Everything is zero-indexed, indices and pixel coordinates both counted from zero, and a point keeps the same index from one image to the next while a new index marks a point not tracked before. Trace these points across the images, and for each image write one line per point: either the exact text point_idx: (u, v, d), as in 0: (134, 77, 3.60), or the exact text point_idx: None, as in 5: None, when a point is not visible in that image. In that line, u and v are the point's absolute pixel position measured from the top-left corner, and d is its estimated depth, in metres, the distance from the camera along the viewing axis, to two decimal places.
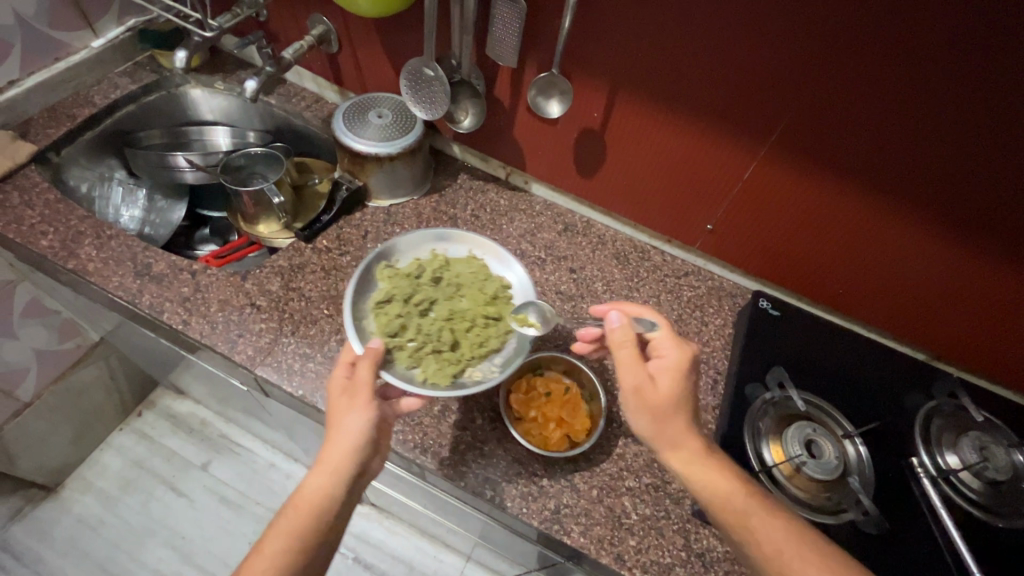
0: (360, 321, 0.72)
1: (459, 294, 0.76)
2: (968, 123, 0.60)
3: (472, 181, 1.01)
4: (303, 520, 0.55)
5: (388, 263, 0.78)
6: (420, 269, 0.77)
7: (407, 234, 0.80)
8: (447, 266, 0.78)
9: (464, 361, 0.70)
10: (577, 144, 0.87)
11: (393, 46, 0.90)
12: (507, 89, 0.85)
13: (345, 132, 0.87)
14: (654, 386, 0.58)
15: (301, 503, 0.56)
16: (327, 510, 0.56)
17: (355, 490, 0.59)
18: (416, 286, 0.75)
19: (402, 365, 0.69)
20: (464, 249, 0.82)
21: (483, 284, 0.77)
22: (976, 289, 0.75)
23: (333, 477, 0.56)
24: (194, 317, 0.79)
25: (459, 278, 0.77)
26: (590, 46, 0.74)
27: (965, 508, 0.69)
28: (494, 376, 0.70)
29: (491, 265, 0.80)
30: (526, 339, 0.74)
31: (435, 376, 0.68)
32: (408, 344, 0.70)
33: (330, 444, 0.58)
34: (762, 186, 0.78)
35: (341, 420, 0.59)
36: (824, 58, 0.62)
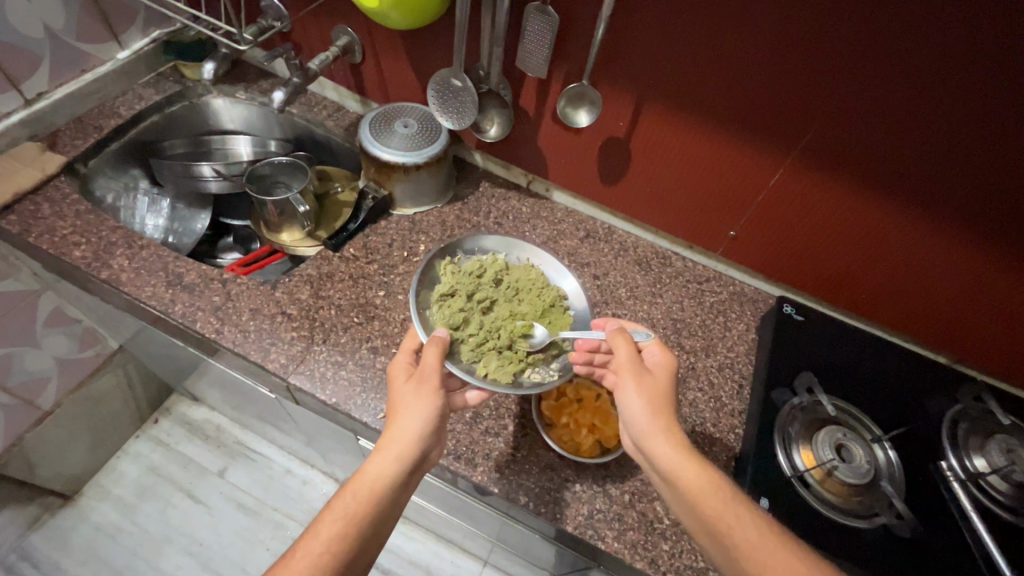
0: (423, 312, 0.73)
1: (518, 297, 0.76)
2: (998, 132, 0.61)
3: (494, 189, 1.02)
4: (361, 506, 0.57)
5: (449, 259, 0.79)
6: (481, 268, 0.77)
7: (481, 237, 0.82)
8: (508, 269, 0.79)
9: (524, 361, 0.70)
10: (601, 152, 0.88)
11: (418, 57, 0.91)
12: (533, 99, 0.86)
13: (372, 141, 0.88)
14: (651, 379, 0.63)
15: (360, 488, 0.57)
16: (386, 497, 0.58)
17: (412, 478, 0.60)
18: (477, 285, 0.75)
19: (465, 358, 0.70)
20: (522, 256, 0.82)
21: (541, 290, 0.77)
22: (1000, 295, 0.76)
23: (395, 464, 0.58)
24: (227, 325, 0.80)
25: (518, 282, 0.77)
26: (619, 57, 0.75)
27: (995, 511, 0.70)
28: (552, 379, 0.70)
29: (549, 274, 0.81)
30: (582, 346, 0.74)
31: (495, 373, 0.68)
32: (470, 339, 0.71)
33: (393, 429, 0.60)
34: (788, 194, 0.79)
35: (406, 407, 0.60)
36: (855, 69, 0.63)
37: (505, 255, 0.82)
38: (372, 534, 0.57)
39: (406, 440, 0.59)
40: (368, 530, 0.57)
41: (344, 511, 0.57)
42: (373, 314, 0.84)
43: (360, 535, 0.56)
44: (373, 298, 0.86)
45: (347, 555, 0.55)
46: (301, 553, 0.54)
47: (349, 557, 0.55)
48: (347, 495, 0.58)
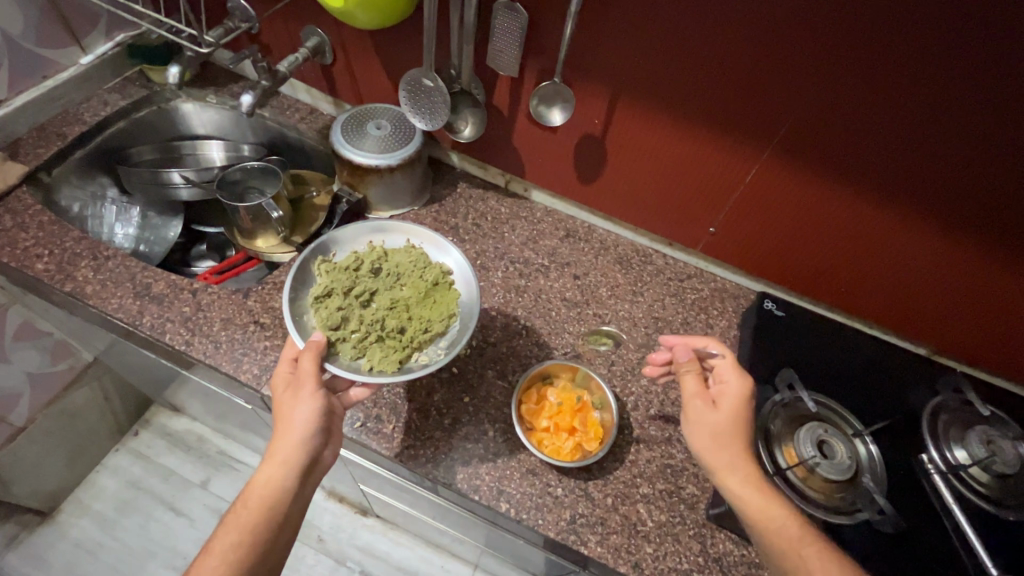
0: (301, 317, 0.70)
1: (399, 283, 0.74)
2: (970, 123, 0.61)
3: (471, 190, 1.00)
4: (254, 516, 0.56)
5: (325, 257, 0.76)
6: (357, 261, 0.74)
7: (343, 228, 0.78)
8: (386, 256, 0.76)
9: (410, 347, 0.69)
10: (576, 150, 0.87)
11: (389, 57, 0.90)
12: (507, 98, 0.85)
13: (343, 144, 0.86)
14: (714, 412, 0.61)
15: (250, 498, 0.57)
16: (281, 502, 0.58)
17: (307, 481, 0.60)
18: (355, 278, 0.73)
19: (348, 357, 0.67)
20: (401, 239, 0.80)
21: (422, 271, 0.75)
22: (977, 286, 0.76)
23: (282, 468, 0.58)
24: (198, 337, 0.78)
25: (399, 267, 0.75)
26: (591, 54, 0.74)
27: (974, 501, 0.70)
28: (439, 358, 0.69)
29: (429, 252, 0.79)
30: (470, 322, 0.72)
31: (380, 364, 0.67)
32: (352, 336, 0.68)
33: (277, 438, 0.60)
34: (765, 189, 0.78)
35: (287, 414, 0.61)
36: (828, 62, 0.62)
37: (382, 242, 0.80)
38: (270, 543, 0.56)
39: (290, 444, 0.59)
40: (266, 540, 0.56)
41: (238, 524, 0.56)
42: None
43: (258, 544, 0.56)
44: None
45: (246, 567, 0.55)
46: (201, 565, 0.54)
47: (248, 568, 0.55)
48: (240, 510, 0.57)
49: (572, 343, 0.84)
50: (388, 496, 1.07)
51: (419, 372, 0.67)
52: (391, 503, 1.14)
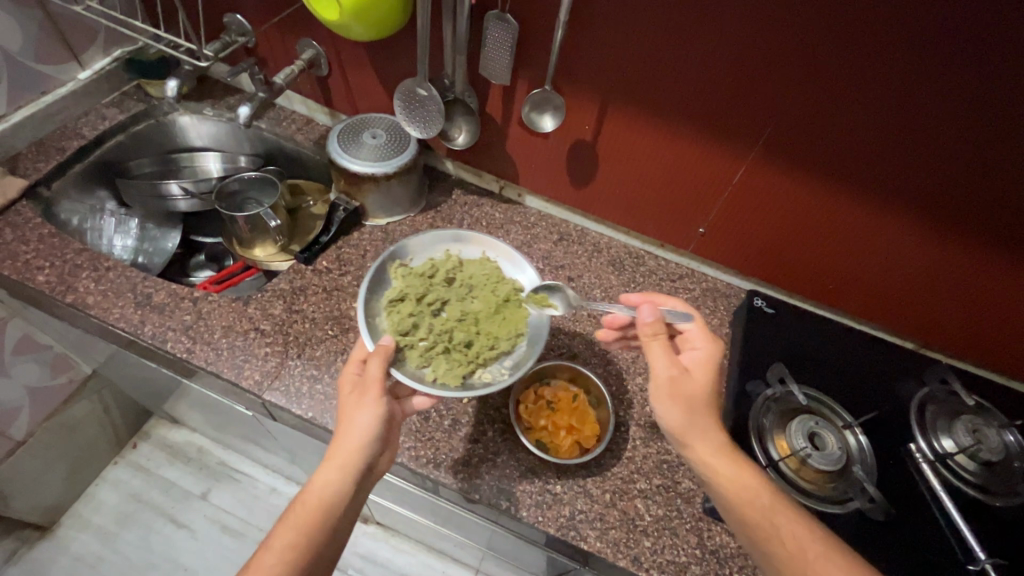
0: (372, 318, 0.72)
1: (472, 294, 0.75)
2: (944, 121, 0.64)
3: (466, 197, 1.02)
4: (311, 517, 0.57)
5: (402, 261, 0.78)
6: (432, 269, 0.76)
7: (420, 234, 0.80)
8: (461, 267, 0.77)
9: (475, 362, 0.70)
10: (568, 156, 0.89)
11: (383, 68, 0.92)
12: (499, 105, 0.87)
13: (340, 153, 0.88)
14: (689, 379, 0.61)
15: (309, 499, 0.58)
16: (337, 504, 0.58)
17: (362, 486, 0.61)
18: (429, 285, 0.74)
19: (413, 364, 0.69)
20: (476, 249, 0.81)
21: (496, 286, 0.75)
22: (959, 279, 0.78)
23: (341, 474, 0.58)
24: (199, 344, 0.79)
25: (473, 279, 0.76)
26: (580, 61, 0.76)
27: (963, 489, 0.72)
28: (504, 378, 0.69)
29: (504, 267, 0.80)
30: (538, 343, 0.73)
31: (444, 377, 0.68)
32: (419, 344, 0.70)
33: (338, 441, 0.60)
34: (751, 189, 0.81)
35: (350, 419, 0.61)
36: (808, 65, 0.65)
37: (458, 250, 0.82)
38: (323, 546, 0.57)
39: (351, 451, 0.59)
40: (322, 540, 0.57)
41: (295, 523, 0.56)
42: (349, 326, 0.83)
43: (313, 545, 0.56)
44: (347, 310, 0.85)
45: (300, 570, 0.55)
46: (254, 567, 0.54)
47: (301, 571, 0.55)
48: (298, 508, 0.58)
49: (568, 344, 0.85)
50: (389, 501, 1.08)
51: (481, 390, 0.68)
52: (392, 508, 1.14)
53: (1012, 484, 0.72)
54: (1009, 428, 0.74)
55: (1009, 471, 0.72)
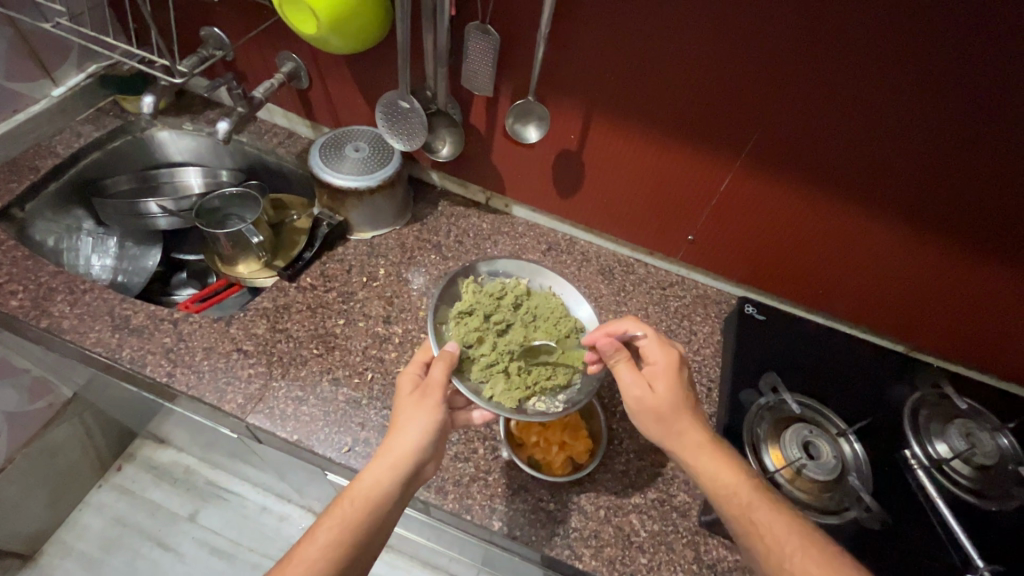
0: (440, 325, 0.74)
1: (535, 324, 0.75)
2: (929, 124, 0.63)
3: (452, 208, 1.01)
4: (357, 513, 0.56)
5: (471, 278, 0.80)
6: (502, 291, 0.78)
7: (494, 259, 0.83)
8: (528, 295, 0.79)
9: (532, 389, 0.70)
10: (554, 166, 0.88)
11: (364, 80, 0.90)
12: (483, 116, 0.86)
13: (322, 168, 0.86)
14: (654, 394, 0.62)
15: (357, 495, 0.57)
16: (383, 505, 0.57)
17: (408, 491, 0.60)
18: (497, 306, 0.76)
19: (473, 377, 0.70)
20: (544, 283, 0.82)
21: (559, 321, 0.76)
22: (948, 281, 0.78)
23: (391, 473, 0.58)
24: (179, 368, 0.77)
25: (537, 309, 0.77)
26: (564, 72, 0.75)
27: (961, 495, 0.70)
28: (558, 409, 0.69)
29: (567, 303, 0.80)
30: (594, 385, 0.72)
31: (500, 397, 0.68)
32: (481, 358, 0.71)
33: (392, 441, 0.60)
34: (739, 195, 0.80)
35: (407, 420, 0.62)
36: (792, 72, 0.65)
37: (529, 280, 0.83)
38: (364, 546, 0.55)
39: (402, 452, 0.59)
40: (362, 540, 0.55)
41: (338, 518, 0.55)
42: (335, 344, 0.82)
43: (356, 545, 0.55)
44: (332, 328, 0.83)
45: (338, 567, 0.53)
46: (296, 559, 0.53)
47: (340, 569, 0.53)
48: (344, 504, 0.57)
49: None
50: None
51: (536, 416, 0.67)
52: None
53: (1006, 487, 0.71)
54: (1003, 431, 0.75)
55: (1002, 474, 0.72)
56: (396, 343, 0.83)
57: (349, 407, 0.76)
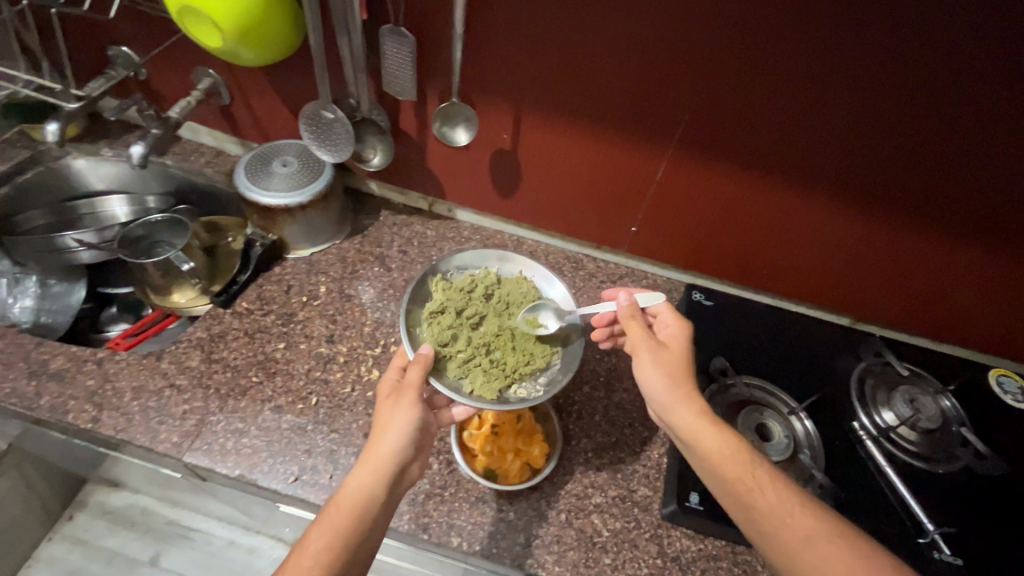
0: (414, 329, 0.73)
1: (509, 311, 0.76)
2: (846, 99, 0.64)
3: (394, 217, 0.98)
4: (346, 520, 0.53)
5: (441, 276, 0.79)
6: (473, 284, 0.78)
7: (462, 253, 0.82)
8: (499, 284, 0.79)
9: (512, 376, 0.70)
10: (491, 167, 0.87)
11: (286, 92, 0.86)
12: (412, 121, 0.83)
13: (248, 187, 0.82)
14: (667, 352, 0.63)
15: (343, 501, 0.55)
16: (371, 510, 0.55)
17: (394, 494, 0.58)
18: (468, 300, 0.76)
19: (452, 375, 0.70)
20: (515, 269, 0.82)
21: (532, 305, 0.77)
22: (881, 251, 0.80)
23: (374, 476, 0.56)
24: (106, 411, 0.72)
25: (510, 296, 0.78)
26: (486, 70, 0.73)
27: (909, 462, 0.72)
28: (539, 393, 0.70)
29: (539, 285, 0.80)
30: (571, 363, 0.73)
31: (481, 389, 0.68)
32: (458, 355, 0.71)
33: (372, 445, 0.58)
34: (676, 184, 0.80)
35: (385, 422, 0.59)
36: (711, 55, 0.64)
37: (498, 268, 0.82)
38: (356, 553, 0.53)
39: (384, 455, 0.57)
40: (354, 546, 0.53)
41: (328, 524, 0.53)
42: (276, 369, 0.78)
43: (347, 552, 0.52)
44: (273, 353, 0.80)
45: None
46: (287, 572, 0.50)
47: None
48: (332, 511, 0.54)
49: None
50: None
51: (518, 402, 0.68)
52: None
53: (950, 449, 0.73)
54: (945, 393, 0.76)
55: (946, 436, 0.74)
56: (341, 363, 0.80)
57: (294, 435, 0.72)
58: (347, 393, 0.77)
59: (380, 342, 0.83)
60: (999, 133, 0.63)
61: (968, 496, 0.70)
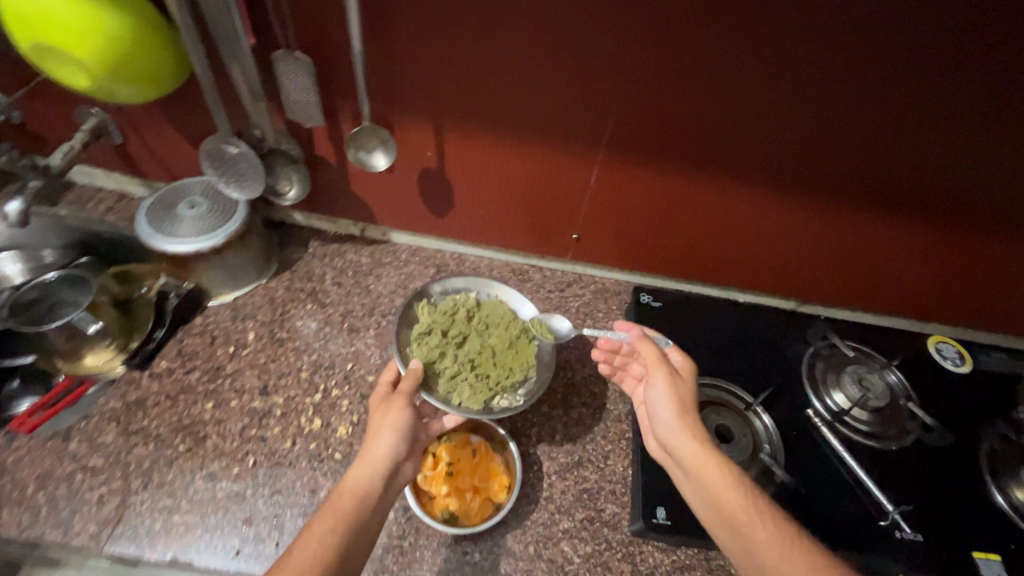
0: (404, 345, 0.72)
1: (489, 328, 0.74)
2: (768, 94, 0.63)
3: (325, 247, 0.92)
4: (349, 506, 0.53)
5: (431, 302, 0.76)
6: (461, 309, 0.75)
7: (454, 280, 0.79)
8: (482, 308, 0.76)
9: (496, 387, 0.69)
10: (420, 186, 0.82)
11: (184, 126, 0.79)
12: (326, 147, 0.77)
13: (152, 235, 0.74)
14: (684, 382, 0.64)
15: (346, 489, 0.54)
16: (371, 499, 0.55)
17: (390, 489, 0.58)
18: (456, 314, 0.74)
19: (443, 386, 0.68)
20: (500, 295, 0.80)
21: (510, 321, 0.75)
22: (815, 235, 0.81)
23: (374, 467, 0.56)
24: (6, 509, 0.63)
25: (491, 312, 0.76)
26: (396, 88, 0.68)
27: (863, 443, 0.73)
28: (521, 403, 0.69)
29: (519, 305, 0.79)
30: (548, 370, 0.74)
31: (469, 400, 0.67)
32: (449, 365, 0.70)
33: (369, 443, 0.58)
34: (611, 189, 0.79)
35: (382, 420, 0.60)
36: (629, 59, 0.62)
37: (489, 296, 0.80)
38: (359, 539, 0.52)
39: (383, 448, 0.58)
40: (357, 533, 0.52)
41: (331, 515, 0.52)
42: (205, 434, 0.71)
43: (352, 538, 0.51)
44: (201, 414, 0.72)
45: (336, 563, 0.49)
46: (295, 555, 0.48)
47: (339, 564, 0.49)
48: (335, 500, 0.54)
49: None
50: None
51: (503, 412, 0.67)
52: None
53: (901, 424, 0.74)
54: (889, 368, 0.78)
55: (895, 411, 0.75)
56: (278, 416, 0.73)
57: (231, 504, 0.66)
58: (288, 449, 0.71)
59: (321, 387, 0.77)
60: (915, 116, 0.63)
61: (922, 469, 0.71)
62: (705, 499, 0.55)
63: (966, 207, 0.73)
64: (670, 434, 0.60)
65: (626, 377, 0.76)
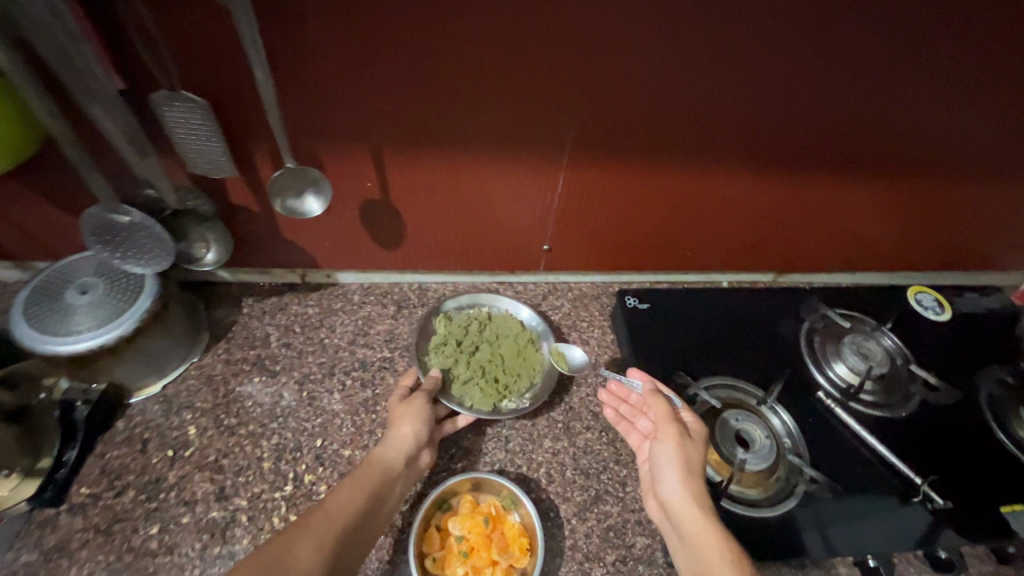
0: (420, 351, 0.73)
1: (501, 335, 0.75)
2: (735, 72, 0.58)
3: (262, 304, 0.79)
4: (374, 475, 0.54)
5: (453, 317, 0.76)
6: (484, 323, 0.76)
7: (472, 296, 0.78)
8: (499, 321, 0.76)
9: (506, 390, 0.70)
10: (364, 220, 0.71)
11: (53, 194, 0.63)
12: (241, 193, 0.65)
13: (37, 338, 0.59)
14: (695, 444, 0.58)
15: (373, 461, 0.56)
16: (394, 480, 0.56)
17: (409, 472, 0.59)
18: (474, 325, 0.75)
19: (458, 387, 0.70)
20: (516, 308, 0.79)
21: (518, 328, 0.76)
22: (790, 208, 0.78)
23: (401, 444, 0.58)
24: None
25: (501, 322, 0.76)
26: (318, 118, 0.57)
27: (874, 414, 0.71)
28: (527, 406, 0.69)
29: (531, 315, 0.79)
30: (553, 377, 0.73)
31: (481, 401, 0.68)
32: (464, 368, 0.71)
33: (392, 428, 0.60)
34: (579, 193, 0.71)
35: (406, 409, 0.62)
36: (584, 52, 0.54)
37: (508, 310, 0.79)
38: (377, 509, 0.53)
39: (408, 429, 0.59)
40: (376, 503, 0.53)
41: (355, 481, 0.53)
42: (156, 567, 0.58)
43: (371, 510, 0.52)
44: (145, 544, 0.60)
45: (354, 525, 0.50)
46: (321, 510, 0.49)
47: (356, 525, 0.50)
48: (363, 469, 0.55)
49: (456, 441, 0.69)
50: None
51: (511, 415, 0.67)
52: None
53: (904, 390, 0.73)
54: (884, 332, 0.77)
55: (897, 377, 0.74)
56: (244, 522, 0.62)
57: None
58: None
59: (289, 475, 0.65)
60: (887, 75, 0.60)
61: (932, 431, 0.71)
62: (693, 566, 0.51)
63: (935, 158, 0.71)
64: (670, 494, 0.55)
65: (632, 432, 0.67)
